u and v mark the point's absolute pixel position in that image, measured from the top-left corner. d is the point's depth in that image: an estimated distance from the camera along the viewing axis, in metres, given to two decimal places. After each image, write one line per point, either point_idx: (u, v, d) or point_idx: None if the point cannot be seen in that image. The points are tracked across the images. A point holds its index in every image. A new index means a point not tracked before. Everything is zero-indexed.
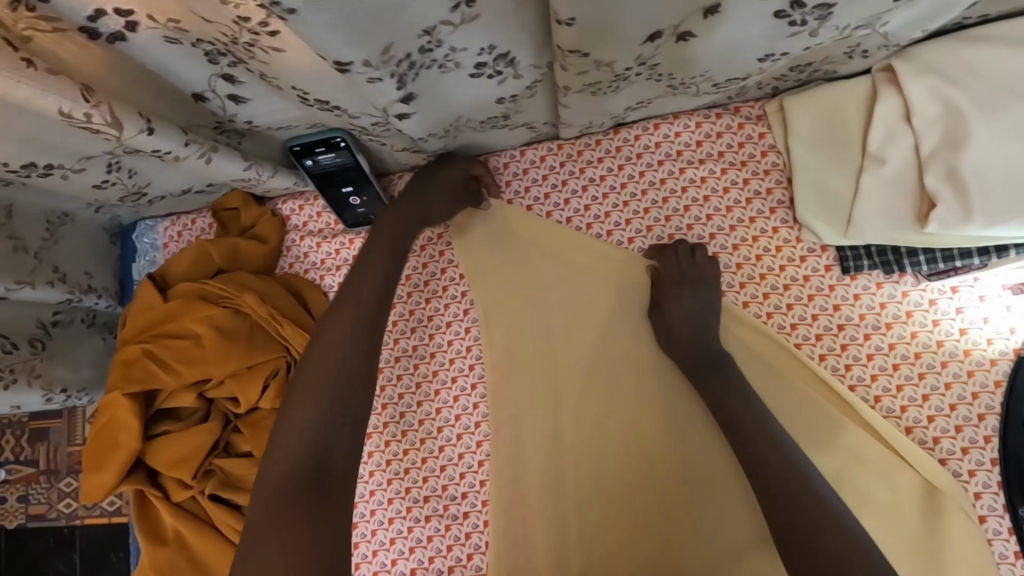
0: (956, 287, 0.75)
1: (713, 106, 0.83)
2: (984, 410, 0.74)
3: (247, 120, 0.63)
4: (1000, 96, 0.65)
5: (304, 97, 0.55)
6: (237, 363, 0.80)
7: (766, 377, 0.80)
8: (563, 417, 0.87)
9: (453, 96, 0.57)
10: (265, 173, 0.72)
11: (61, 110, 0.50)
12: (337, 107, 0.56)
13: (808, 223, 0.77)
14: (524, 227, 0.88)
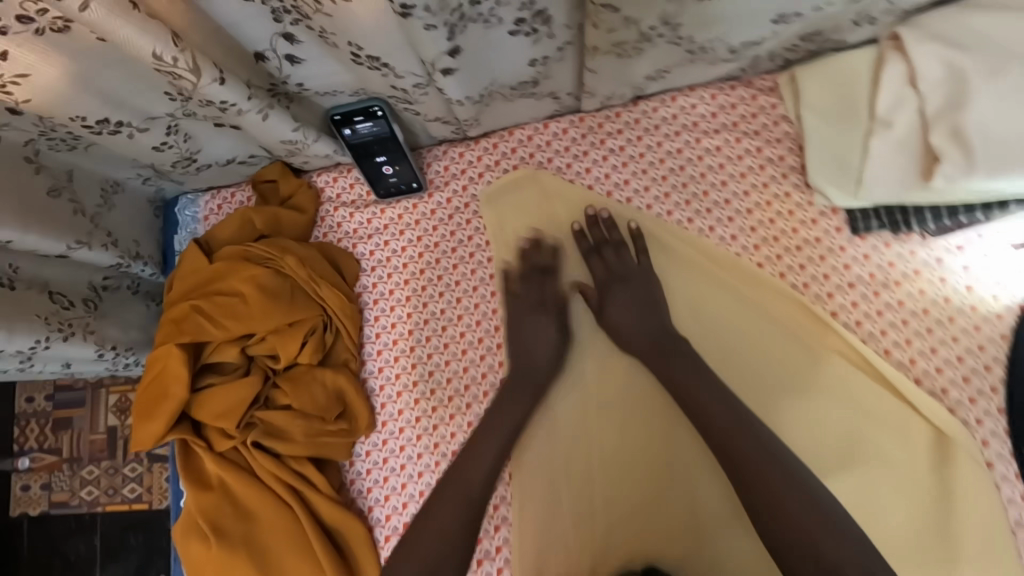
0: (962, 245, 0.79)
1: (727, 78, 0.88)
2: (991, 361, 0.78)
3: (299, 83, 0.69)
4: (1001, 60, 0.68)
5: (357, 54, 0.61)
6: (279, 319, 0.85)
7: (790, 348, 0.83)
8: (582, 400, 0.90)
9: (492, 56, 0.63)
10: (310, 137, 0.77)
11: (155, 53, 0.55)
12: (385, 65, 0.62)
13: (820, 186, 0.82)
14: (551, 204, 0.94)
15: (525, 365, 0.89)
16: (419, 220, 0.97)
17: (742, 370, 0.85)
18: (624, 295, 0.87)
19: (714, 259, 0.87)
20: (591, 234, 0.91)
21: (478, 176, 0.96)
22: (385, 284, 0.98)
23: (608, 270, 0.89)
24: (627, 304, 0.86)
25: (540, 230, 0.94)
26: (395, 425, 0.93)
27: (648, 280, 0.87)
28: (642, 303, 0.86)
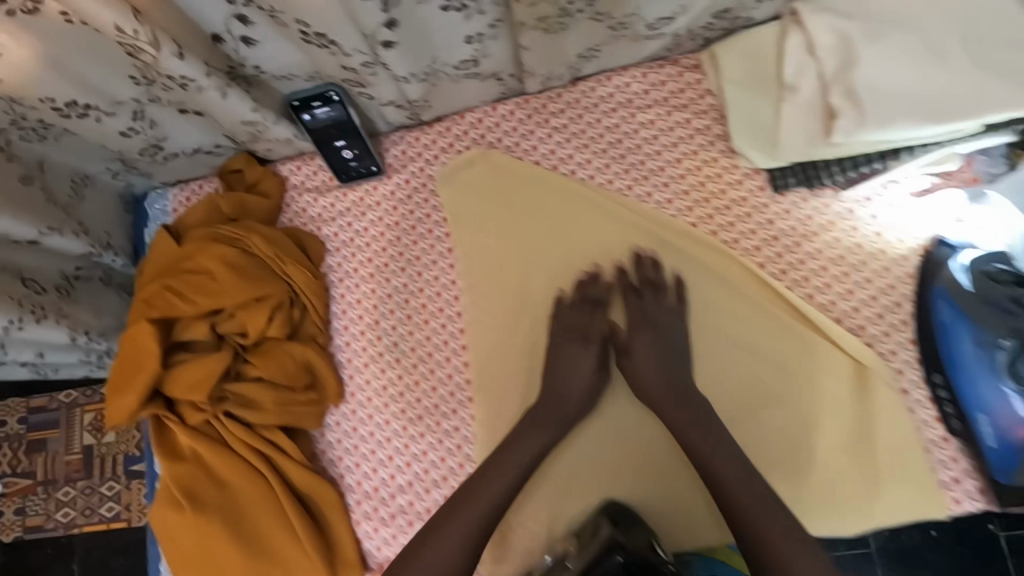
0: (871, 197, 0.88)
1: (656, 58, 0.97)
2: (901, 298, 0.85)
3: (256, 65, 0.75)
4: (882, 23, 0.77)
5: (306, 33, 0.67)
6: (246, 294, 0.90)
7: (734, 307, 0.90)
8: (606, 428, 0.92)
9: (428, 31, 0.71)
10: (270, 119, 0.84)
11: (116, 25, 0.62)
12: (331, 42, 0.68)
13: (743, 149, 0.90)
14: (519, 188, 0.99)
15: (557, 396, 0.89)
16: (380, 201, 1.03)
17: (761, 393, 0.87)
18: (652, 340, 0.88)
19: (659, 234, 0.94)
20: (634, 274, 0.93)
21: (434, 158, 1.02)
22: (349, 263, 1.03)
23: (643, 314, 0.90)
24: (655, 352, 0.88)
25: (556, 269, 0.96)
26: (363, 395, 0.98)
27: (677, 328, 0.89)
28: (668, 351, 0.88)
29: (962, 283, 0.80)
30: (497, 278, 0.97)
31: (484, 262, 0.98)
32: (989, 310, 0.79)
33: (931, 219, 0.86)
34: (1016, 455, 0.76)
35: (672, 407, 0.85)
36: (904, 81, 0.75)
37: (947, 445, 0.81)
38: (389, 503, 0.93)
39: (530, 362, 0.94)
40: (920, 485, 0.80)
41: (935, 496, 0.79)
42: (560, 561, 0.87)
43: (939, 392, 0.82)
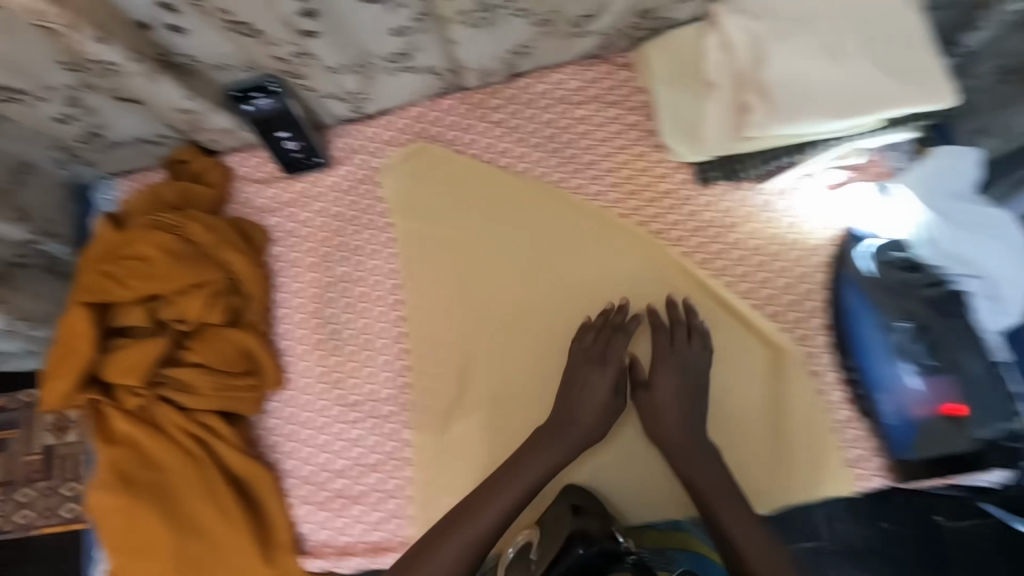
0: (789, 189, 0.93)
1: (591, 57, 1.01)
2: (816, 286, 0.90)
3: (187, 55, 0.79)
4: (789, 24, 0.82)
5: (229, 22, 0.72)
6: (183, 280, 0.91)
7: (652, 292, 0.94)
8: (616, 449, 0.94)
9: (353, 24, 0.75)
10: (206, 108, 0.87)
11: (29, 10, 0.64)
12: (258, 31, 0.73)
13: (670, 144, 0.95)
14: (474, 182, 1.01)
15: (574, 423, 0.87)
16: (325, 192, 1.05)
17: (769, 425, 0.88)
18: (675, 382, 0.87)
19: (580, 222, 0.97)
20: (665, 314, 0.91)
21: (378, 150, 1.05)
22: (293, 252, 1.04)
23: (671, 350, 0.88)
24: (678, 396, 0.86)
25: (570, 301, 0.95)
26: (303, 381, 0.99)
27: (700, 372, 0.87)
28: (688, 396, 0.86)
29: (868, 272, 0.84)
30: (510, 306, 0.97)
31: (422, 258, 1.00)
32: (892, 294, 0.83)
33: (847, 209, 0.90)
34: (915, 431, 0.80)
35: (689, 450, 0.85)
36: (810, 78, 0.80)
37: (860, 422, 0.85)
38: (327, 486, 0.95)
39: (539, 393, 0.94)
40: (827, 464, 0.85)
41: (842, 475, 0.84)
42: (522, 551, 0.87)
43: (850, 375, 0.86)
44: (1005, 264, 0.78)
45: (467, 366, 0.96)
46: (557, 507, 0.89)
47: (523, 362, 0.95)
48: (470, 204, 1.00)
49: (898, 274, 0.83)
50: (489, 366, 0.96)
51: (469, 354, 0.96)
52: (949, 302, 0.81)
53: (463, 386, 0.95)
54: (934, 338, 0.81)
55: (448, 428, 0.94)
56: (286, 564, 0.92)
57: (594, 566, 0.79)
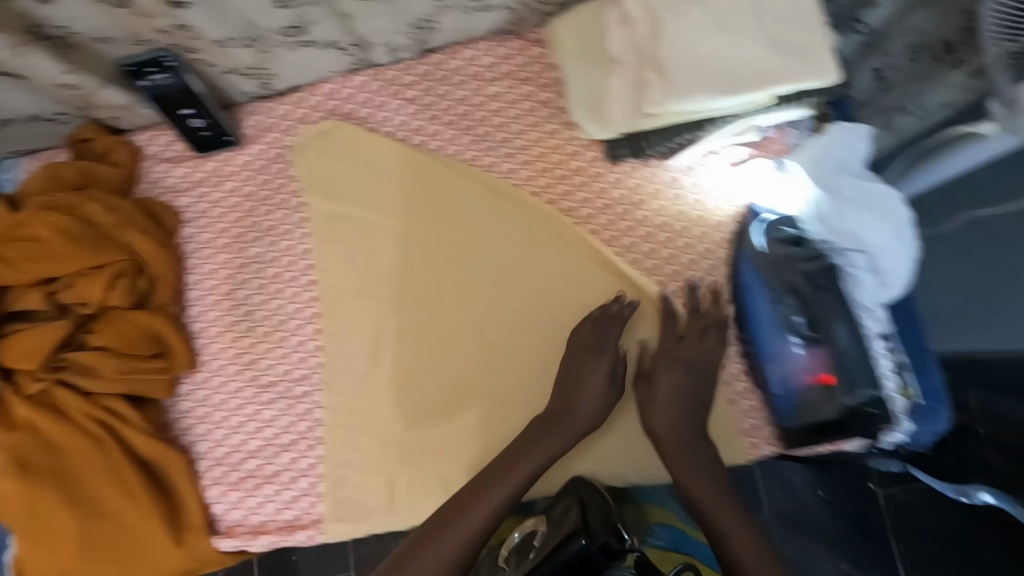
0: (694, 166, 0.94)
1: (503, 32, 1.00)
2: (717, 261, 0.93)
3: (61, 27, 0.79)
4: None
5: None
6: (81, 262, 0.90)
7: (572, 276, 0.95)
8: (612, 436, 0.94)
9: None
10: (92, 83, 0.86)
11: None
12: (128, 1, 0.75)
13: (579, 120, 0.94)
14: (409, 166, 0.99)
15: (574, 414, 0.87)
16: (237, 171, 1.03)
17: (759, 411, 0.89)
18: (678, 379, 0.87)
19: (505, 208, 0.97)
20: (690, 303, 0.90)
21: (290, 128, 1.02)
22: (205, 233, 1.02)
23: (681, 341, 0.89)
24: (679, 393, 0.87)
25: (558, 296, 0.95)
26: (217, 362, 0.99)
27: (705, 369, 0.88)
28: (687, 395, 0.87)
29: (761, 248, 0.87)
30: (495, 303, 0.96)
31: (333, 237, 0.99)
32: (779, 269, 0.86)
33: (745, 185, 0.93)
34: (796, 399, 0.86)
35: (687, 450, 0.85)
36: (702, 54, 0.80)
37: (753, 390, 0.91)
38: (240, 467, 0.95)
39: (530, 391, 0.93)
40: (720, 432, 0.90)
41: (734, 443, 0.90)
42: (529, 536, 0.87)
43: (745, 347, 0.90)
44: (884, 236, 0.79)
45: (455, 365, 0.94)
46: (564, 502, 0.86)
47: (511, 361, 0.94)
48: (407, 192, 0.99)
49: (783, 249, 0.87)
50: (403, 348, 0.96)
51: (452, 352, 0.95)
52: (825, 274, 0.84)
53: (450, 386, 0.94)
54: (812, 309, 0.85)
55: (437, 428, 0.93)
56: (198, 544, 0.93)
57: (594, 563, 0.77)
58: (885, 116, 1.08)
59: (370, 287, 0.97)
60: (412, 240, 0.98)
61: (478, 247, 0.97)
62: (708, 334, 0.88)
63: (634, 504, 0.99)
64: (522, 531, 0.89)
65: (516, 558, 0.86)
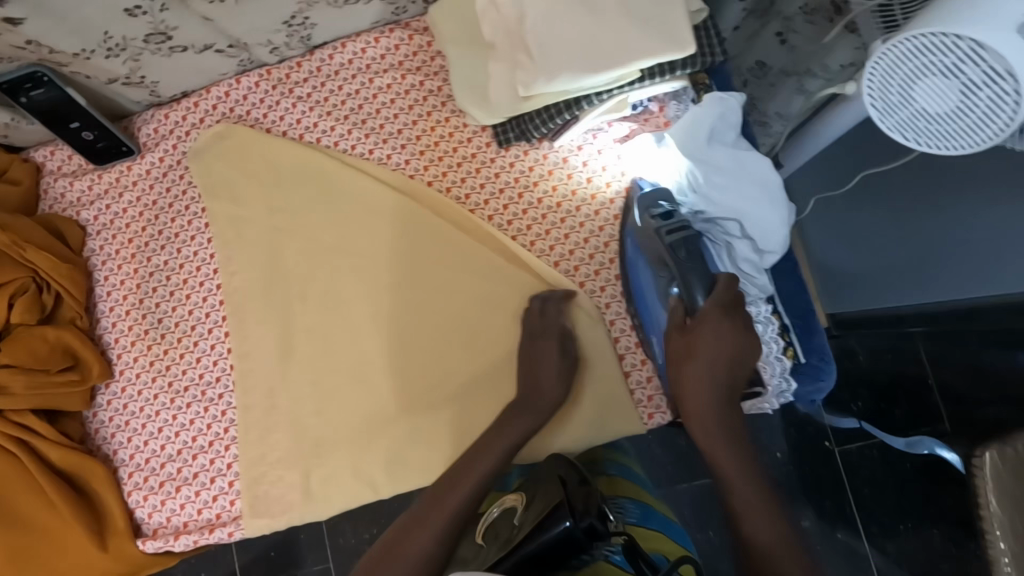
0: (581, 145, 0.95)
1: (387, 23, 0.99)
2: (608, 238, 0.94)
3: None
4: None
5: None
6: None
7: (480, 268, 0.95)
8: (584, 413, 0.92)
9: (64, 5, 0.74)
10: None
11: None
12: None
13: (466, 109, 0.94)
14: (318, 166, 0.99)
15: (538, 395, 0.86)
16: (137, 181, 1.04)
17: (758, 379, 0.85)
18: (726, 341, 0.77)
19: (438, 203, 0.97)
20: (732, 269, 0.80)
21: (186, 135, 1.03)
22: (109, 246, 1.03)
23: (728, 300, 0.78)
24: (718, 348, 0.78)
25: (493, 287, 0.94)
26: (131, 372, 1.00)
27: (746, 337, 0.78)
28: (725, 359, 0.78)
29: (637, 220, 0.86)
30: (445, 301, 0.95)
31: (233, 242, 1.00)
32: (647, 242, 0.83)
33: (630, 163, 0.94)
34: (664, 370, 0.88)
35: (716, 427, 0.80)
36: (565, 35, 0.81)
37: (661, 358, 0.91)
38: (159, 472, 0.97)
39: (494, 387, 0.93)
40: (617, 406, 0.91)
41: (630, 415, 0.91)
42: (506, 514, 0.82)
43: (635, 320, 0.92)
44: (755, 208, 0.82)
45: (417, 365, 0.95)
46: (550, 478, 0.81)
47: (467, 356, 0.94)
48: (331, 191, 0.99)
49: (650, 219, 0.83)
50: (315, 344, 0.98)
51: (411, 352, 0.95)
52: (689, 241, 0.79)
53: (414, 386, 0.95)
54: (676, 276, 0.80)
55: (402, 426, 0.94)
56: (123, 548, 0.96)
57: (578, 543, 0.70)
58: (794, 81, 1.12)
59: (276, 289, 0.99)
60: (348, 244, 0.98)
61: (425, 243, 0.96)
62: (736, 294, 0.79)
63: (605, 478, 0.91)
64: (500, 507, 0.84)
65: (492, 536, 0.81)
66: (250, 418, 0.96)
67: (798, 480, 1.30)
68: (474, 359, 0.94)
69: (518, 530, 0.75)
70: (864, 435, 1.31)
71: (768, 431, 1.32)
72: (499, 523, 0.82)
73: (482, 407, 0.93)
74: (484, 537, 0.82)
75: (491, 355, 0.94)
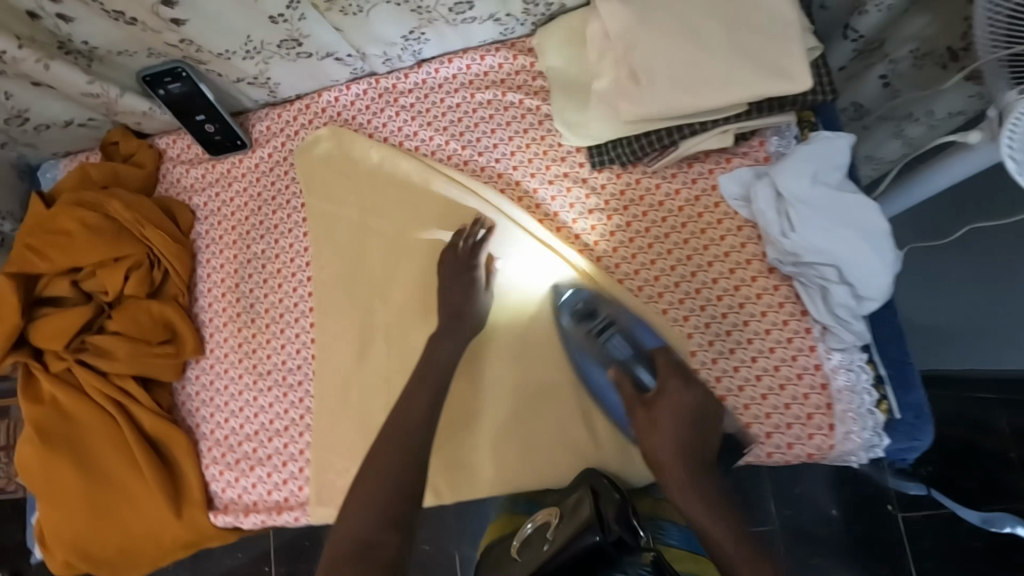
0: (674, 173, 0.94)
1: (494, 42, 1.03)
2: (695, 268, 0.93)
3: (83, 41, 0.87)
4: (656, 9, 0.83)
5: (107, 10, 0.81)
6: (100, 254, 0.99)
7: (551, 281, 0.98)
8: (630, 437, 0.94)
9: (226, 12, 0.82)
10: (111, 91, 0.95)
11: None
12: (135, 19, 0.82)
13: (560, 130, 0.97)
14: (414, 175, 1.04)
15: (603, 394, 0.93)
16: (246, 173, 1.11)
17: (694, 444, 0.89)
18: (686, 400, 0.88)
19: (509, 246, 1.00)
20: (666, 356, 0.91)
21: (295, 133, 1.09)
22: (214, 230, 1.10)
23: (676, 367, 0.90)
24: (679, 408, 0.88)
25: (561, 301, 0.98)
26: (220, 351, 1.06)
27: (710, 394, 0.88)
28: (685, 416, 0.88)
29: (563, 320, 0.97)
30: (513, 311, 1.01)
31: (327, 236, 1.05)
32: (581, 339, 0.95)
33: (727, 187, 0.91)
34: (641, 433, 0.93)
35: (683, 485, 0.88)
36: (673, 65, 0.82)
37: (741, 394, 0.87)
38: (236, 449, 1.02)
39: (535, 406, 0.99)
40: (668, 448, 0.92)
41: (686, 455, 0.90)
42: (541, 528, 0.84)
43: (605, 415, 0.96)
44: (855, 254, 0.79)
45: (469, 389, 1.01)
46: (577, 493, 0.85)
47: (523, 361, 1.00)
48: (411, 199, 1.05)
49: (577, 326, 0.96)
50: (393, 344, 1.00)
51: (480, 377, 1.01)
52: (613, 334, 0.93)
53: (470, 406, 1.00)
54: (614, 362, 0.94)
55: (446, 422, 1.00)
56: (196, 518, 1.00)
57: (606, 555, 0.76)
58: (891, 124, 1.13)
59: (363, 286, 1.03)
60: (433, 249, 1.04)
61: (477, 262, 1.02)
62: (682, 366, 0.90)
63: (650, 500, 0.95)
64: (536, 523, 0.85)
65: (527, 551, 0.82)
66: (325, 409, 0.99)
67: (847, 541, 1.25)
68: (530, 365, 0.99)
69: (550, 548, 0.79)
70: (930, 504, 1.23)
71: (821, 482, 1.29)
72: (534, 536, 0.83)
73: (526, 422, 0.98)
74: (520, 551, 0.83)
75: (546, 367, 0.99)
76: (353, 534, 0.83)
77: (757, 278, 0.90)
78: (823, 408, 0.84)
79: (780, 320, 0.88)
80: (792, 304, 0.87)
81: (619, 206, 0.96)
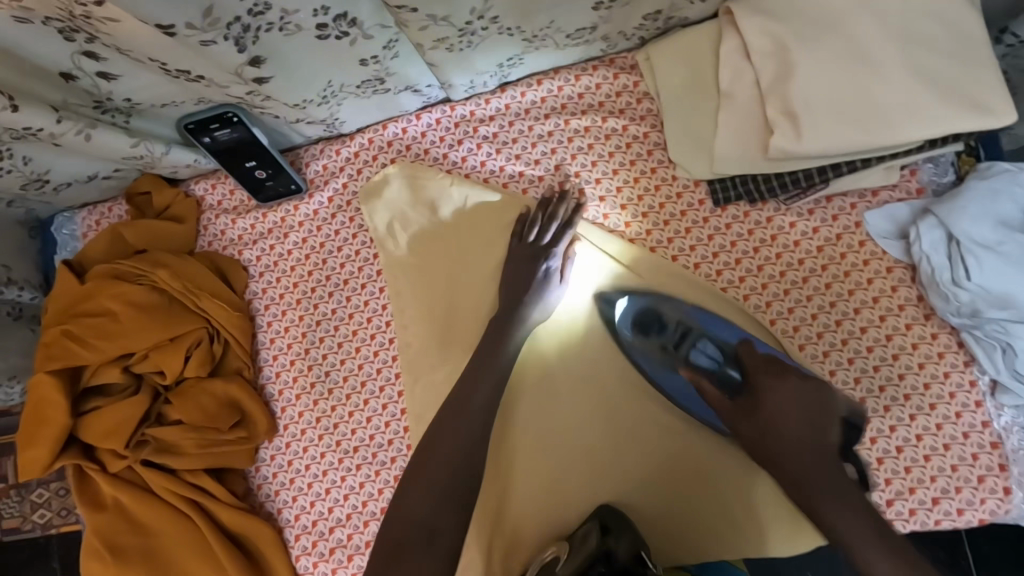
0: (811, 210, 0.83)
1: (590, 59, 0.89)
2: (841, 317, 0.81)
3: (125, 98, 0.74)
4: (805, 31, 0.74)
5: (165, 68, 0.67)
6: (155, 335, 0.86)
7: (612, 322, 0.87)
8: (713, 495, 0.84)
9: (314, 62, 0.69)
10: (157, 150, 0.82)
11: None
12: (201, 76, 0.68)
13: (680, 162, 0.85)
14: (496, 216, 0.90)
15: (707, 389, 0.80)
16: (303, 222, 0.96)
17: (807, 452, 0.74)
18: (786, 394, 0.76)
19: (591, 271, 0.87)
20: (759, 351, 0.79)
21: (358, 173, 0.95)
22: (274, 289, 0.96)
23: (766, 360, 0.78)
24: (790, 405, 0.75)
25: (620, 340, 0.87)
26: (296, 427, 0.94)
27: (813, 378, 0.76)
28: (799, 407, 0.75)
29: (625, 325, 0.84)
30: (574, 344, 0.88)
31: (405, 289, 0.92)
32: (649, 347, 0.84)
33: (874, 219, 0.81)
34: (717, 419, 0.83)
35: (812, 468, 0.73)
36: (826, 96, 0.73)
37: (901, 456, 0.79)
38: (327, 537, 0.91)
39: (597, 467, 0.86)
40: (765, 504, 0.83)
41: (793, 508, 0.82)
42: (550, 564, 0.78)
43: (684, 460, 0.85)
44: None
45: (516, 451, 0.88)
46: (586, 523, 0.80)
47: (578, 416, 0.87)
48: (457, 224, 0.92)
49: (645, 340, 0.84)
50: None
51: (510, 467, 0.88)
52: (694, 340, 0.82)
53: (519, 474, 0.87)
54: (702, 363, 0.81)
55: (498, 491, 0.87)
56: None
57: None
58: None
59: (453, 347, 0.90)
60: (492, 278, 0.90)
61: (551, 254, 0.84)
62: (774, 359, 0.78)
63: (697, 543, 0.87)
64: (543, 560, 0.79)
65: None
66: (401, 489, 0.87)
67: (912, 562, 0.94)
68: (590, 417, 0.87)
69: None
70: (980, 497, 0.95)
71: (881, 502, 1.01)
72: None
73: (593, 488, 0.86)
74: None
75: (608, 421, 0.87)
76: (419, 520, 0.76)
77: (912, 326, 0.80)
78: (996, 469, 0.76)
79: (941, 372, 0.78)
80: (954, 354, 0.78)
81: (745, 246, 0.84)
